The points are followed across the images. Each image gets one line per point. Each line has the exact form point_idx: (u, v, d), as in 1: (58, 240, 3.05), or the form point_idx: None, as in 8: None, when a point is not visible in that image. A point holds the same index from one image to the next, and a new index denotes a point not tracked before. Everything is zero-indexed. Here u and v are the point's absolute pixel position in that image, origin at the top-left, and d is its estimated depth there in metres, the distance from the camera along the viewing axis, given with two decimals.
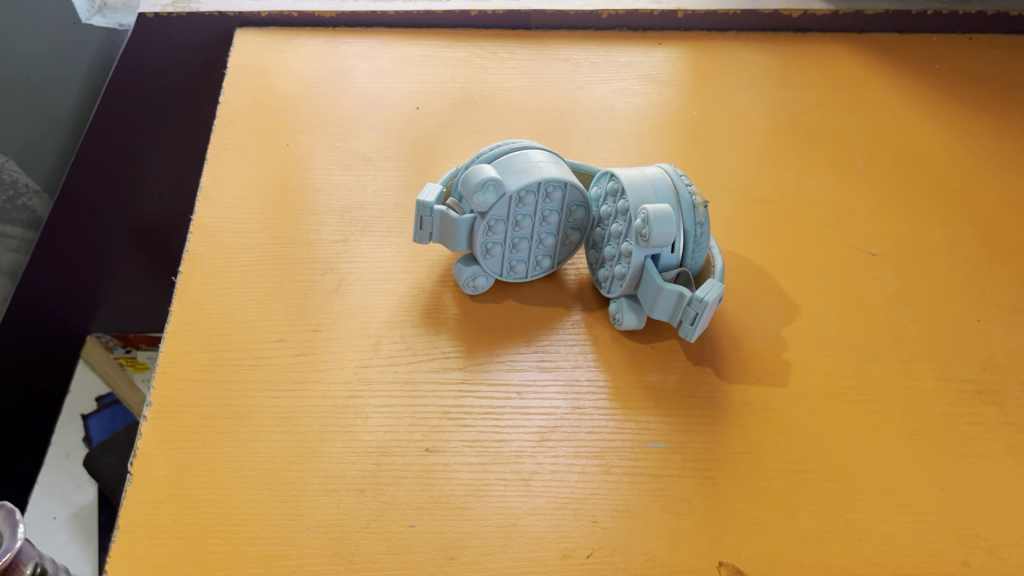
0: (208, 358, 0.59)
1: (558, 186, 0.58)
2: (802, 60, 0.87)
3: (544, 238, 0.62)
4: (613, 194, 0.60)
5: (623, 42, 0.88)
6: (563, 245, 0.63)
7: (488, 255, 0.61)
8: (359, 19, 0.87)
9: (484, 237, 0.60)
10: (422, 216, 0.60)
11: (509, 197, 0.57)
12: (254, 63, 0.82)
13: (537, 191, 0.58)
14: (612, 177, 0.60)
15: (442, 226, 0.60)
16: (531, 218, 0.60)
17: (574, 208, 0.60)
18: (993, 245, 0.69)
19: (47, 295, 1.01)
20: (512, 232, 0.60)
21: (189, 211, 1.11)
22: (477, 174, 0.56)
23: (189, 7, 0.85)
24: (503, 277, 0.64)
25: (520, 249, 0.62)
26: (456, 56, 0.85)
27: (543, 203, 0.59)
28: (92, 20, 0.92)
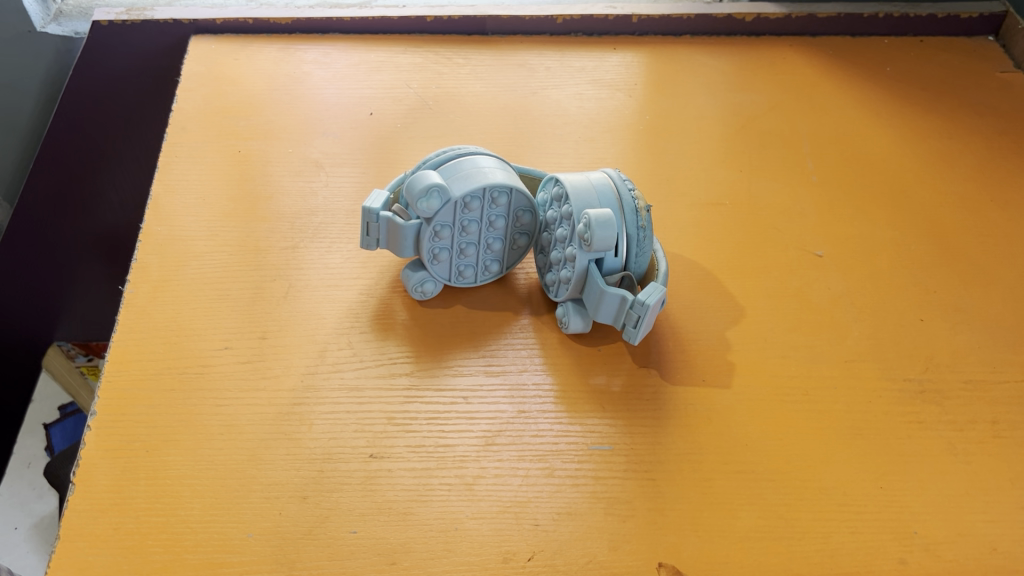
0: (154, 365, 0.59)
1: (503, 193, 0.58)
2: (756, 63, 0.88)
3: (491, 242, 0.62)
4: (558, 199, 0.60)
5: (578, 47, 0.89)
6: (512, 250, 0.64)
7: (435, 261, 0.62)
8: (313, 25, 0.87)
9: (431, 243, 0.60)
10: (369, 223, 0.60)
11: (453, 203, 0.58)
12: (207, 70, 0.82)
13: (481, 197, 0.58)
14: (558, 181, 0.60)
15: (388, 232, 0.60)
16: (478, 222, 0.60)
17: (521, 214, 0.61)
18: (939, 246, 0.70)
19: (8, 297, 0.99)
20: (457, 238, 0.61)
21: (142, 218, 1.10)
22: (421, 180, 0.57)
23: (144, 14, 0.85)
24: (451, 282, 0.64)
25: (468, 253, 0.62)
26: (412, 61, 0.86)
27: (489, 210, 0.59)
28: (47, 28, 0.89)
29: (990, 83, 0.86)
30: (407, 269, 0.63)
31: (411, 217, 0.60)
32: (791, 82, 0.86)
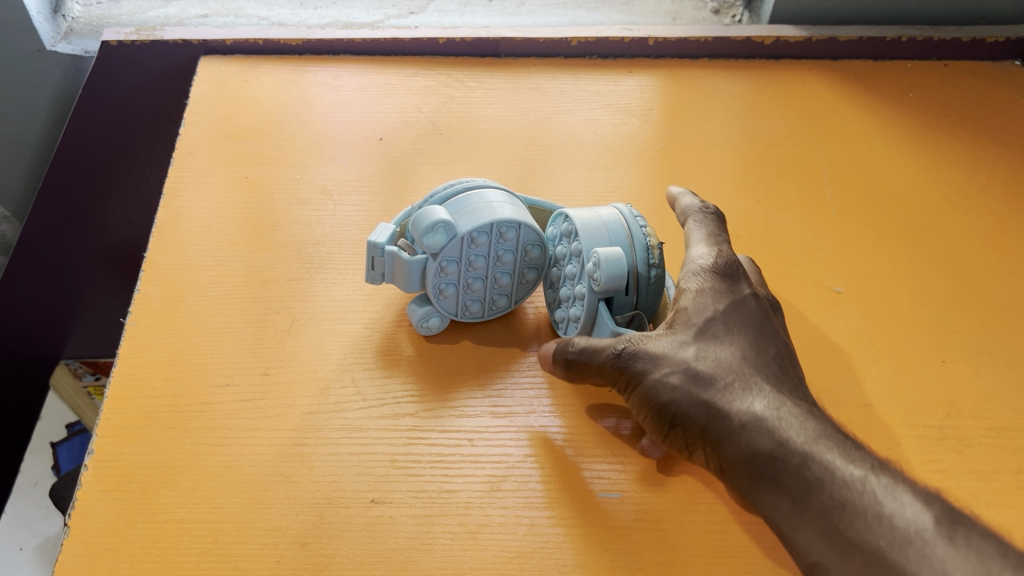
0: (154, 402, 0.57)
1: (512, 227, 0.57)
2: (775, 88, 0.86)
3: (500, 277, 0.60)
4: (568, 236, 0.59)
5: (593, 70, 0.87)
6: (522, 285, 0.62)
7: (442, 297, 0.60)
8: (323, 47, 0.86)
9: (437, 279, 0.58)
10: (374, 257, 0.59)
11: (460, 238, 0.56)
12: (215, 92, 0.81)
13: (489, 232, 0.56)
14: (568, 217, 0.59)
15: (394, 267, 0.59)
16: (485, 257, 0.58)
17: (530, 248, 0.59)
18: (962, 283, 0.68)
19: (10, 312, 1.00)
20: (465, 273, 0.59)
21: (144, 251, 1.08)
22: (426, 215, 0.55)
23: (153, 34, 0.84)
24: (459, 317, 0.62)
25: (475, 288, 0.60)
26: (423, 84, 0.84)
27: (498, 245, 0.57)
28: (56, 47, 0.88)
29: (1016, 112, 0.83)
30: (413, 304, 0.62)
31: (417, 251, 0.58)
32: (810, 108, 0.84)
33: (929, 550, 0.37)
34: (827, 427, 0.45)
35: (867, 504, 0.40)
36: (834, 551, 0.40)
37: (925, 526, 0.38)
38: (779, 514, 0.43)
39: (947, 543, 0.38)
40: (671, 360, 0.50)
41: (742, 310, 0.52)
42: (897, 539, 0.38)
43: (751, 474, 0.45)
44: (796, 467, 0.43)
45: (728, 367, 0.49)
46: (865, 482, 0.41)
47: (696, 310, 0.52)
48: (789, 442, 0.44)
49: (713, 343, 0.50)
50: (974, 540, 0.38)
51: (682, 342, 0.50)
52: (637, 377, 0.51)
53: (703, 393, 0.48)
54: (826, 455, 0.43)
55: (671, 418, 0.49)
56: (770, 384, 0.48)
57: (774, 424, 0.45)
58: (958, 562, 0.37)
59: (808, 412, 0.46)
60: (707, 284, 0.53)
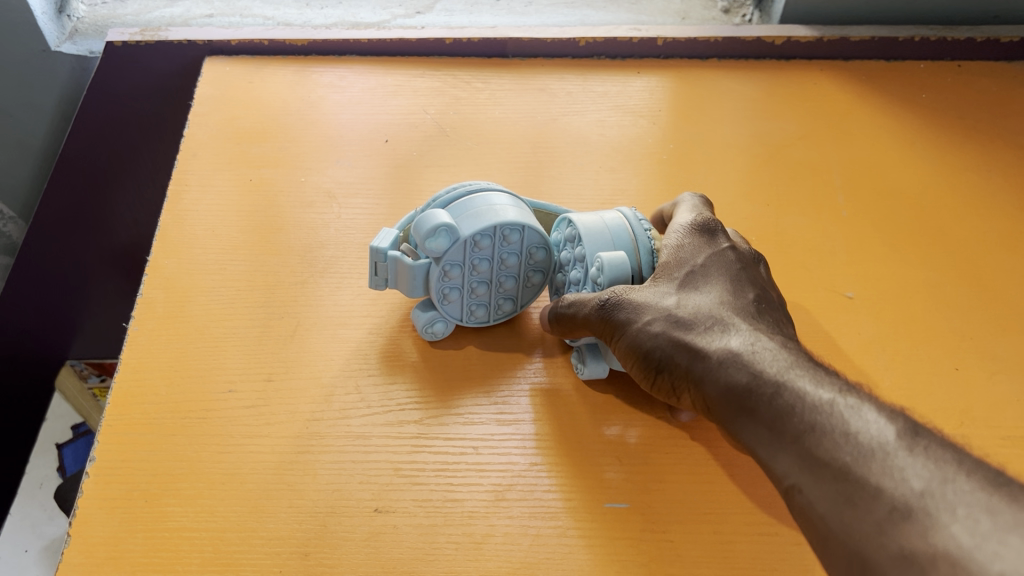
0: (157, 408, 0.57)
1: (516, 230, 0.56)
2: (785, 88, 0.85)
3: (504, 281, 0.60)
4: (571, 240, 0.58)
5: (601, 71, 0.86)
6: (527, 288, 0.61)
7: (446, 301, 0.59)
8: (328, 47, 0.85)
9: (441, 283, 0.57)
10: (377, 263, 0.58)
11: (464, 242, 0.55)
12: (220, 93, 0.81)
13: (492, 235, 0.55)
14: (571, 220, 0.58)
15: (397, 273, 0.58)
16: (489, 261, 0.57)
17: (534, 251, 0.58)
18: (976, 288, 0.67)
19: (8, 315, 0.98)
20: (469, 277, 0.58)
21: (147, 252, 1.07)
22: (428, 220, 0.54)
23: (158, 35, 0.84)
24: (464, 322, 0.61)
25: (480, 292, 0.59)
26: (430, 85, 0.83)
27: (501, 248, 0.56)
28: (61, 47, 0.88)
29: None
30: (417, 309, 0.61)
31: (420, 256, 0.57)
32: (821, 109, 0.82)
33: (890, 462, 0.36)
34: (802, 360, 0.44)
35: (833, 425, 0.39)
36: (803, 471, 0.39)
37: (888, 440, 0.37)
38: (756, 445, 0.42)
39: (908, 455, 0.36)
40: (652, 307, 0.49)
41: (720, 262, 0.52)
42: (860, 455, 0.37)
43: (729, 410, 0.44)
44: (769, 397, 0.42)
45: (708, 312, 0.48)
46: (832, 405, 0.40)
47: (678, 263, 0.52)
48: (762, 375, 0.43)
49: (694, 293, 0.50)
50: (935, 451, 0.36)
51: (663, 291, 0.50)
52: (619, 327, 0.50)
53: (682, 336, 0.48)
54: (797, 381, 0.42)
55: (655, 363, 0.49)
56: (749, 325, 0.47)
57: (748, 357, 0.45)
58: (918, 471, 0.35)
59: (784, 347, 0.45)
60: (688, 241, 0.53)
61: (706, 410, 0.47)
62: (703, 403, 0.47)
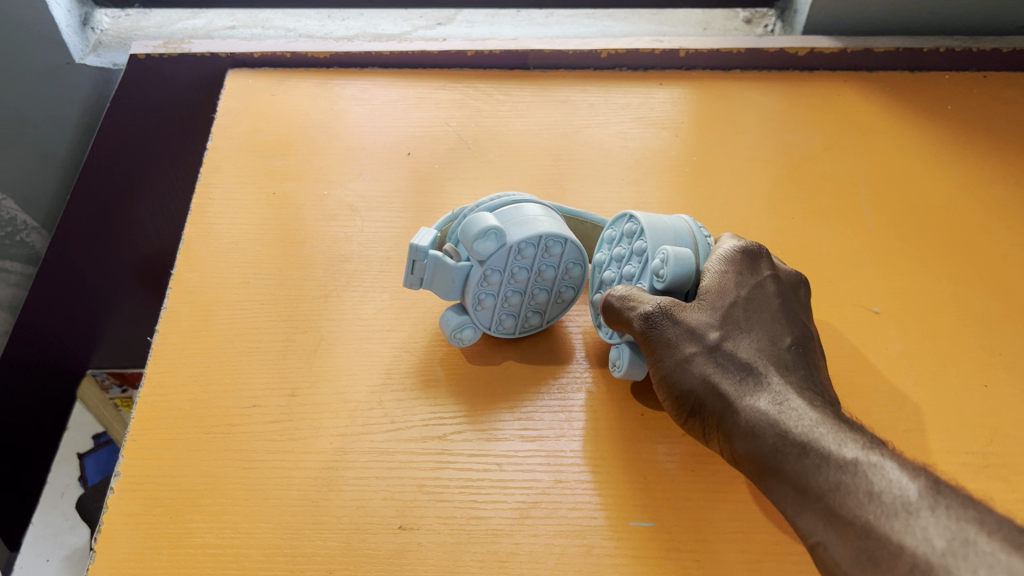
0: (181, 424, 0.57)
1: (558, 242, 0.56)
2: (809, 100, 0.84)
3: (537, 294, 0.59)
4: (630, 236, 0.57)
5: (623, 82, 0.86)
6: (557, 304, 0.61)
7: (480, 308, 0.58)
8: (350, 59, 0.85)
9: (478, 288, 0.57)
10: (415, 261, 0.56)
11: (508, 248, 0.55)
12: (242, 106, 0.81)
13: (536, 244, 0.55)
14: (630, 216, 0.57)
15: (434, 273, 0.56)
16: (527, 270, 0.57)
17: (572, 267, 0.58)
18: (1003, 303, 0.66)
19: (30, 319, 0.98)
20: (505, 285, 0.57)
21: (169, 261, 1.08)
22: (478, 220, 0.54)
23: (181, 47, 0.84)
24: (489, 331, 0.61)
25: (512, 302, 0.59)
26: (452, 97, 0.83)
27: (541, 258, 0.56)
28: (84, 60, 0.89)
29: None
30: (448, 312, 0.59)
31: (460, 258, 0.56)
32: (845, 121, 0.82)
33: (913, 522, 0.39)
34: (830, 414, 0.46)
35: (859, 484, 0.41)
36: (826, 530, 0.42)
37: (910, 499, 0.39)
38: (786, 499, 0.45)
39: (930, 515, 0.39)
40: (690, 344, 0.51)
41: (759, 296, 0.53)
42: (884, 514, 0.40)
43: (759, 462, 0.46)
44: (798, 453, 0.44)
45: (743, 356, 0.50)
46: (857, 462, 0.42)
47: (718, 295, 0.52)
48: (792, 430, 0.45)
49: (731, 334, 0.51)
50: (956, 510, 0.38)
51: (703, 324, 0.51)
52: (657, 360, 0.52)
53: (718, 380, 0.50)
54: (823, 439, 0.44)
55: (689, 406, 0.51)
56: (781, 373, 0.49)
57: (778, 415, 0.47)
58: (939, 531, 0.38)
59: (814, 401, 0.47)
60: (729, 270, 0.53)
61: (735, 459, 0.49)
62: (732, 452, 0.49)
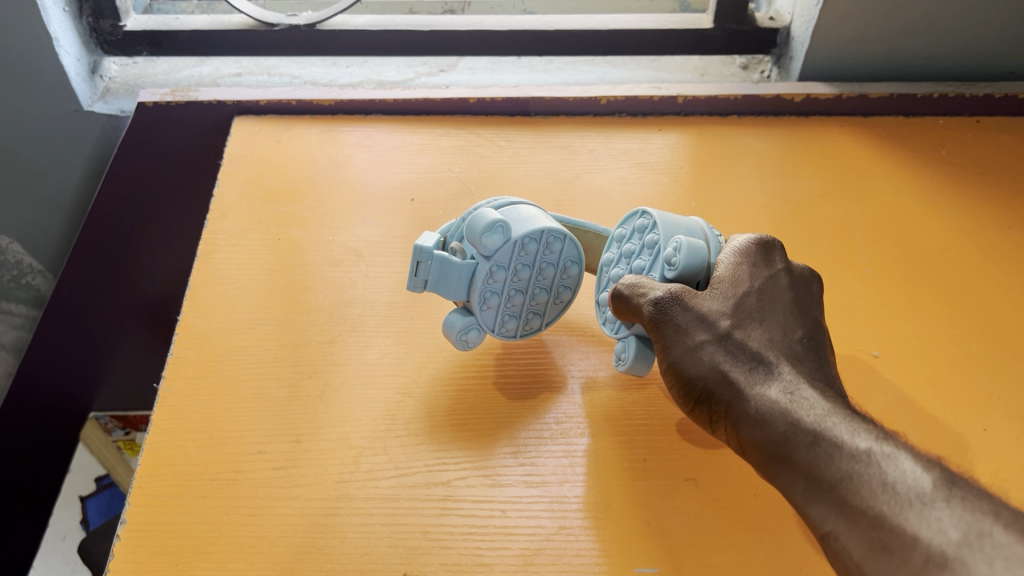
0: (187, 471, 0.57)
1: (558, 238, 0.58)
2: (806, 145, 0.85)
3: (538, 293, 0.61)
4: (641, 231, 0.59)
5: (622, 128, 0.87)
6: (556, 305, 0.63)
7: (484, 308, 0.60)
8: (355, 107, 0.87)
9: (484, 287, 0.58)
10: (419, 263, 0.57)
11: (513, 243, 0.57)
12: (249, 152, 0.82)
13: (539, 240, 0.57)
14: (642, 214, 0.59)
15: (440, 272, 0.58)
16: (529, 269, 0.59)
17: (569, 265, 0.60)
18: (1000, 347, 0.67)
19: (36, 356, 0.99)
20: (509, 283, 0.59)
21: (174, 304, 1.09)
22: (484, 216, 0.56)
23: (189, 95, 0.85)
24: (492, 334, 0.62)
25: (515, 303, 0.61)
26: (454, 143, 0.85)
27: (543, 254, 0.58)
28: (93, 107, 0.90)
29: None
30: (452, 315, 0.61)
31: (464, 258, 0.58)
32: (842, 165, 0.83)
33: (928, 512, 0.39)
34: (842, 406, 0.47)
35: (873, 474, 0.42)
36: (837, 520, 0.42)
37: (924, 490, 0.40)
38: (796, 488, 0.45)
39: (944, 506, 0.39)
40: (700, 332, 0.52)
41: (773, 288, 0.54)
42: (898, 504, 0.40)
43: (769, 450, 0.47)
44: (810, 441, 0.45)
45: (754, 346, 0.51)
46: (870, 453, 0.43)
47: (732, 285, 0.54)
48: (804, 420, 0.46)
49: (743, 324, 0.52)
50: (971, 502, 0.39)
51: (715, 312, 0.53)
52: (666, 347, 0.53)
53: (728, 369, 0.51)
54: (835, 429, 0.45)
55: (697, 395, 0.52)
56: (793, 365, 0.50)
57: (789, 404, 0.47)
58: (954, 522, 0.38)
59: (826, 392, 0.48)
60: (743, 262, 0.55)
61: (743, 448, 0.50)
62: (740, 440, 0.50)
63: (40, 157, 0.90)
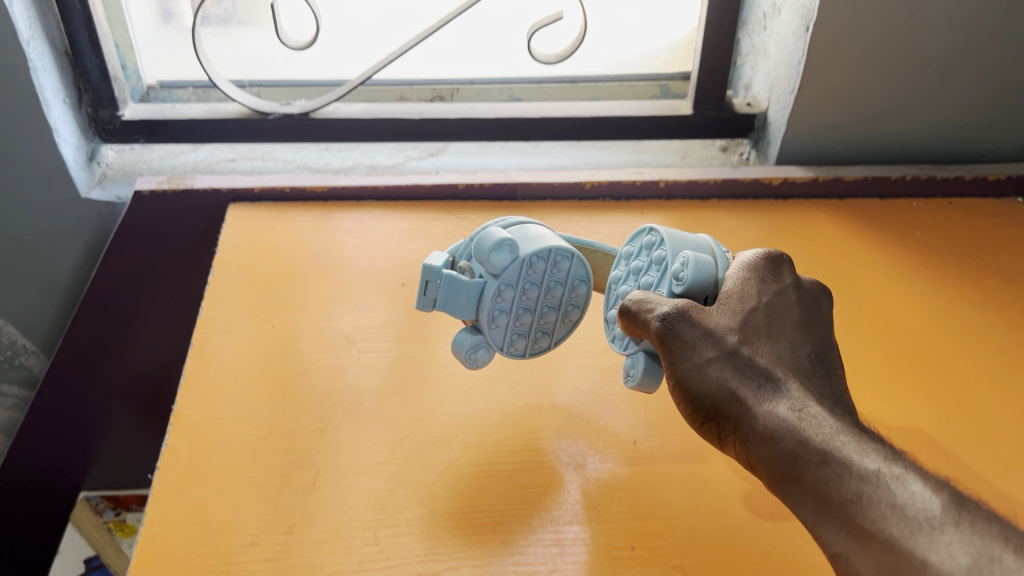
0: (179, 563, 0.58)
1: (566, 257, 0.60)
2: (785, 227, 0.88)
3: (546, 312, 0.63)
4: (649, 246, 0.60)
5: (607, 211, 0.90)
6: (565, 324, 0.65)
7: (492, 326, 0.62)
8: (346, 193, 0.90)
9: (492, 304, 0.61)
10: (429, 280, 0.61)
11: (521, 262, 0.59)
12: (243, 239, 0.84)
13: (546, 258, 0.60)
14: (650, 230, 0.61)
15: (448, 289, 0.61)
16: (538, 287, 0.61)
17: (577, 283, 0.63)
18: (979, 427, 0.68)
19: (25, 436, 1.01)
20: (517, 301, 0.62)
21: (169, 385, 1.08)
22: (492, 235, 0.59)
23: (184, 183, 0.88)
24: (503, 352, 0.65)
25: (523, 321, 0.63)
26: (443, 228, 0.87)
27: (551, 273, 0.61)
28: (90, 194, 0.92)
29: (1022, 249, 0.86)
30: (461, 332, 0.64)
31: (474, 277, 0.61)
32: (819, 247, 0.86)
33: (939, 536, 0.40)
34: (849, 424, 0.48)
35: (883, 496, 0.43)
36: (848, 542, 0.43)
37: (935, 514, 0.41)
38: (806, 506, 0.46)
39: (955, 530, 0.40)
40: (707, 348, 0.52)
41: (781, 302, 0.54)
42: (909, 527, 0.41)
43: (777, 467, 0.48)
44: (819, 461, 0.46)
45: (761, 363, 0.52)
46: (879, 474, 0.44)
47: (740, 301, 0.54)
48: (813, 438, 0.47)
49: (751, 341, 0.53)
50: (981, 526, 0.40)
51: (722, 327, 0.53)
52: (673, 363, 0.53)
53: (736, 386, 0.51)
54: (845, 449, 0.46)
55: (704, 412, 0.52)
56: (799, 381, 0.51)
57: (798, 422, 0.48)
58: (965, 548, 0.39)
59: (832, 410, 0.49)
60: (751, 277, 0.55)
61: (750, 464, 0.50)
62: (746, 456, 0.51)
63: (39, 243, 0.92)
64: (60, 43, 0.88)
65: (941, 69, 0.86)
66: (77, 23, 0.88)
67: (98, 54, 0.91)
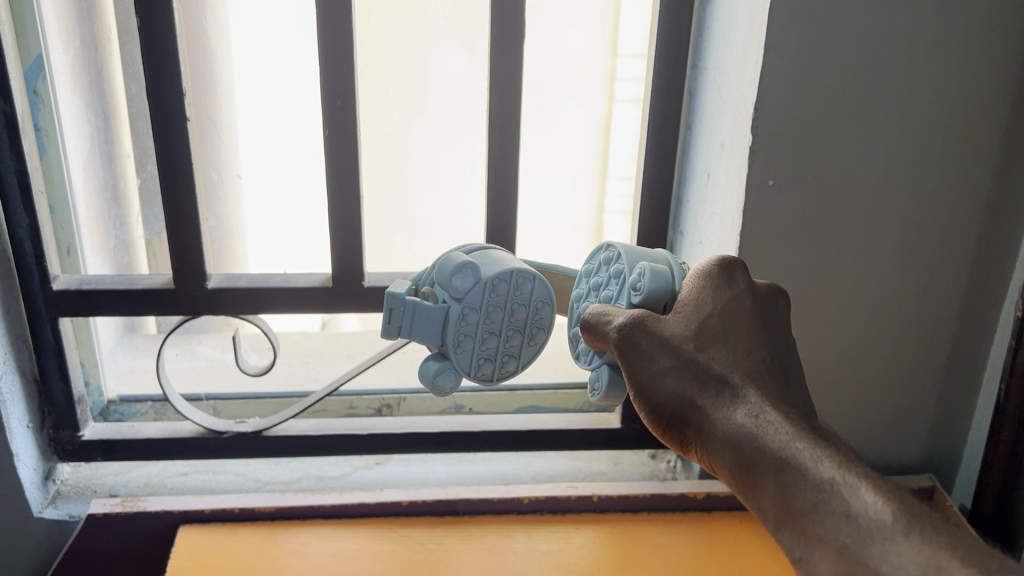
0: None
1: (527, 280, 0.66)
2: (709, 543, 0.93)
3: (511, 335, 0.69)
4: (610, 261, 0.67)
5: (545, 527, 0.95)
6: (530, 346, 0.70)
7: (458, 350, 0.68)
8: (295, 511, 0.94)
9: (457, 329, 0.66)
10: (393, 308, 0.66)
11: (483, 283, 0.65)
12: (192, 564, 0.86)
13: (508, 281, 0.65)
14: (607, 247, 0.67)
15: (413, 317, 0.66)
16: (502, 310, 0.67)
17: (541, 305, 0.68)
18: None
19: None
20: (481, 325, 0.67)
21: None
22: (455, 260, 0.65)
23: (137, 505, 0.92)
24: (470, 377, 0.70)
25: (488, 345, 0.68)
26: (387, 547, 0.91)
27: (513, 294, 0.66)
28: (43, 511, 0.95)
29: None
30: (429, 360, 0.69)
31: (438, 303, 0.67)
32: (746, 564, 0.90)
33: (890, 547, 0.46)
34: (802, 429, 0.53)
35: (838, 505, 0.48)
36: (808, 548, 0.49)
37: (885, 524, 0.46)
38: (768, 509, 0.52)
39: (904, 541, 0.45)
40: (665, 359, 0.58)
41: (733, 307, 0.59)
42: (862, 537, 0.47)
43: (738, 469, 0.54)
44: (777, 468, 0.51)
45: (718, 369, 0.57)
46: (834, 482, 0.49)
47: (695, 310, 0.59)
48: (769, 445, 0.52)
49: (708, 349, 0.58)
50: (927, 536, 0.45)
51: (678, 336, 0.59)
52: (636, 376, 0.59)
53: (696, 394, 0.57)
54: (800, 456, 0.51)
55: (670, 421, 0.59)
56: (756, 386, 0.56)
57: (755, 428, 0.53)
58: (913, 558, 0.45)
59: (787, 414, 0.54)
60: (704, 287, 0.60)
61: (715, 465, 0.57)
62: (711, 457, 0.57)
63: None
64: (30, 371, 0.95)
65: (845, 365, 0.96)
66: (47, 354, 0.94)
67: (65, 380, 0.96)
